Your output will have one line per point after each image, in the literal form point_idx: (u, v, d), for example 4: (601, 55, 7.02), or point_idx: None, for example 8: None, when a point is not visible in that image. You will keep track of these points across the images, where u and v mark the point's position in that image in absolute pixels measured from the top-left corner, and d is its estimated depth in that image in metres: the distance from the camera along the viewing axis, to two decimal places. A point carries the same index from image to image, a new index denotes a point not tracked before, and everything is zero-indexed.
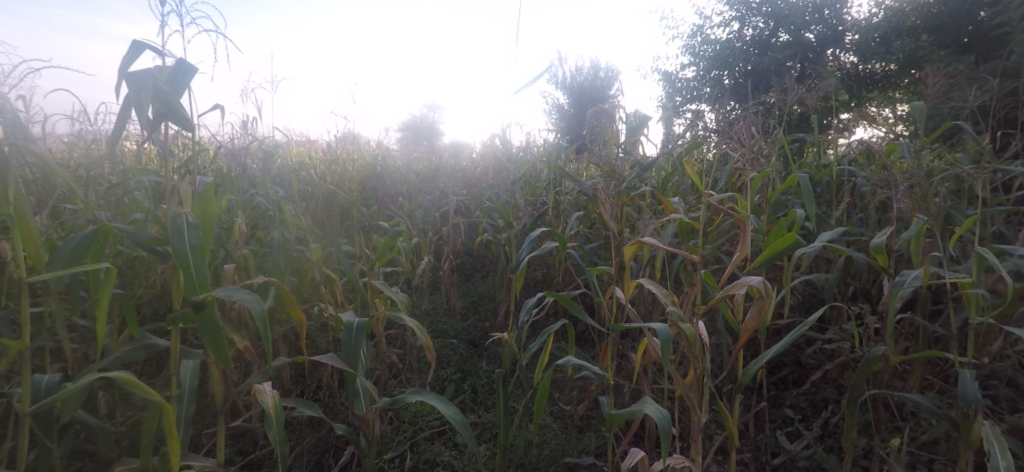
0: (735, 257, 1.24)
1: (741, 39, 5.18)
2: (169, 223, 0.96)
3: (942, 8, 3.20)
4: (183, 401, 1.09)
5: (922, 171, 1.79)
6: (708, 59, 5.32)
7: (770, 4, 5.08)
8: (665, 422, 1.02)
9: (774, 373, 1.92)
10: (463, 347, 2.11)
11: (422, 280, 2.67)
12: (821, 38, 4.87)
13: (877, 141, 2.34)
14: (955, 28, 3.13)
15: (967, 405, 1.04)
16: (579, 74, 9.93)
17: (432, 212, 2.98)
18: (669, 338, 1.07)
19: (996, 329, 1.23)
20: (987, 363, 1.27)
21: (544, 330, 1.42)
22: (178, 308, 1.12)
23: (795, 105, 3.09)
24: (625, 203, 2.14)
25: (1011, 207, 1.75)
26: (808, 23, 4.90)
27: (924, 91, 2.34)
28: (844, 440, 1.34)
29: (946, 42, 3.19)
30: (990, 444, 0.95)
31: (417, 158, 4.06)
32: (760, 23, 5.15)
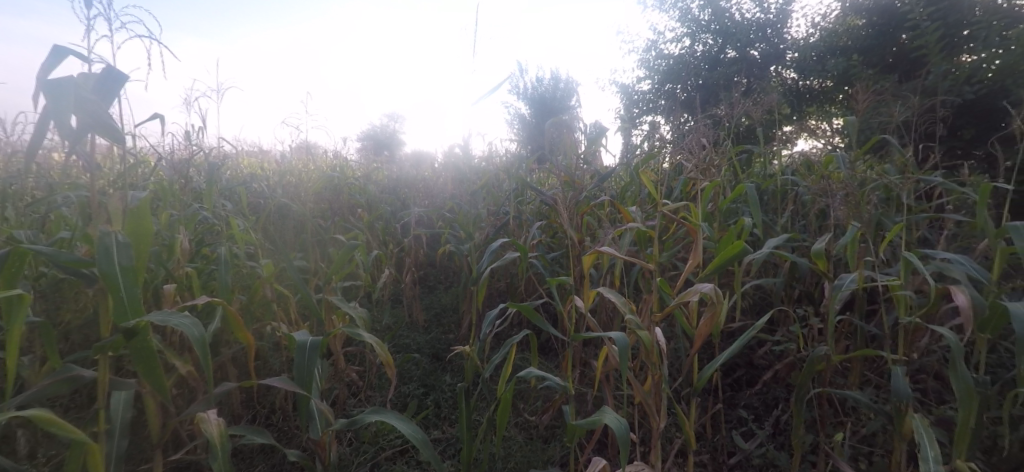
0: (688, 264, 1.28)
1: (693, 55, 5.41)
2: (96, 243, 0.91)
3: (870, 31, 3.46)
4: (113, 435, 1.02)
5: (855, 180, 1.92)
6: (662, 73, 5.52)
7: (717, 22, 5.34)
8: (624, 430, 1.03)
9: (729, 374, 1.99)
10: (425, 361, 2.09)
11: (382, 294, 2.63)
12: (764, 55, 5.15)
13: (816, 153, 2.50)
14: (881, 50, 3.40)
15: (899, 400, 1.11)
16: (540, 84, 10.10)
17: (393, 223, 2.94)
18: (627, 346, 1.09)
19: (923, 326, 1.33)
20: (917, 358, 1.37)
21: (506, 341, 1.43)
22: (106, 335, 1.05)
23: (743, 118, 3.26)
24: (584, 213, 2.19)
25: (933, 213, 1.91)
26: (753, 41, 5.17)
27: (856, 106, 2.52)
28: (793, 437, 1.41)
29: (874, 62, 3.44)
30: (919, 435, 1.00)
31: (376, 169, 4.00)
32: (709, 40, 5.39)
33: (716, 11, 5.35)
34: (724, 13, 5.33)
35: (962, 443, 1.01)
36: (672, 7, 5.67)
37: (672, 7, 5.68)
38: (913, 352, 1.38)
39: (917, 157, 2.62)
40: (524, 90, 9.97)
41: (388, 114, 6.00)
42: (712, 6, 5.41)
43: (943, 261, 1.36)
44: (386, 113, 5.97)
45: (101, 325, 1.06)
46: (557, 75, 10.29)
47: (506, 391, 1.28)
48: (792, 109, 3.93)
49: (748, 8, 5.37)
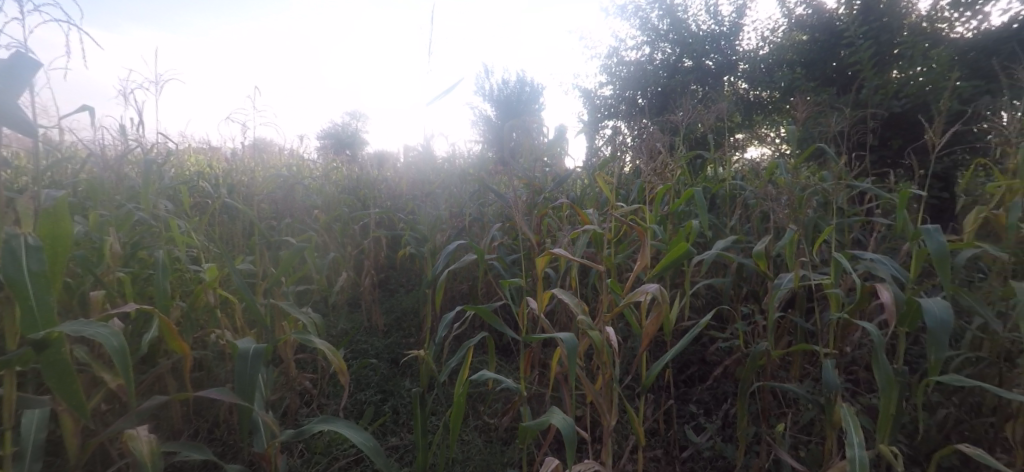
0: (637, 266, 1.32)
1: (652, 63, 5.59)
2: (1, 246, 0.86)
3: (812, 45, 3.69)
4: (25, 457, 0.95)
5: (796, 185, 2.03)
6: (623, 79, 5.68)
7: (675, 32, 5.58)
8: (571, 429, 1.05)
9: (683, 371, 2.06)
10: (383, 366, 2.06)
11: (339, 297, 2.57)
12: (719, 65, 5.38)
13: (763, 159, 2.63)
14: (822, 64, 3.62)
15: (829, 391, 1.18)
16: (505, 87, 10.16)
17: (351, 225, 2.88)
18: (575, 347, 1.11)
19: (854, 322, 1.41)
20: (849, 352, 1.46)
21: (463, 344, 1.42)
22: (14, 349, 0.98)
23: (696, 124, 3.40)
24: (543, 215, 2.23)
25: (864, 216, 2.04)
26: (708, 51, 5.41)
27: (798, 115, 2.67)
28: (738, 431, 1.48)
29: (815, 75, 3.67)
30: (846, 423, 1.07)
31: (335, 169, 3.92)
32: (667, 48, 5.61)
33: (674, 22, 5.59)
34: (682, 24, 5.60)
35: (883, 430, 1.08)
36: (633, 15, 5.90)
37: (632, 15, 5.88)
38: (846, 346, 1.47)
39: (852, 165, 2.81)
40: (488, 92, 10.00)
41: (348, 112, 5.89)
42: (670, 16, 5.68)
43: (871, 261, 1.45)
44: (347, 112, 5.86)
45: (11, 338, 0.99)
46: (521, 79, 10.37)
47: (460, 394, 1.28)
48: (744, 117, 4.12)
49: (704, 20, 5.63)
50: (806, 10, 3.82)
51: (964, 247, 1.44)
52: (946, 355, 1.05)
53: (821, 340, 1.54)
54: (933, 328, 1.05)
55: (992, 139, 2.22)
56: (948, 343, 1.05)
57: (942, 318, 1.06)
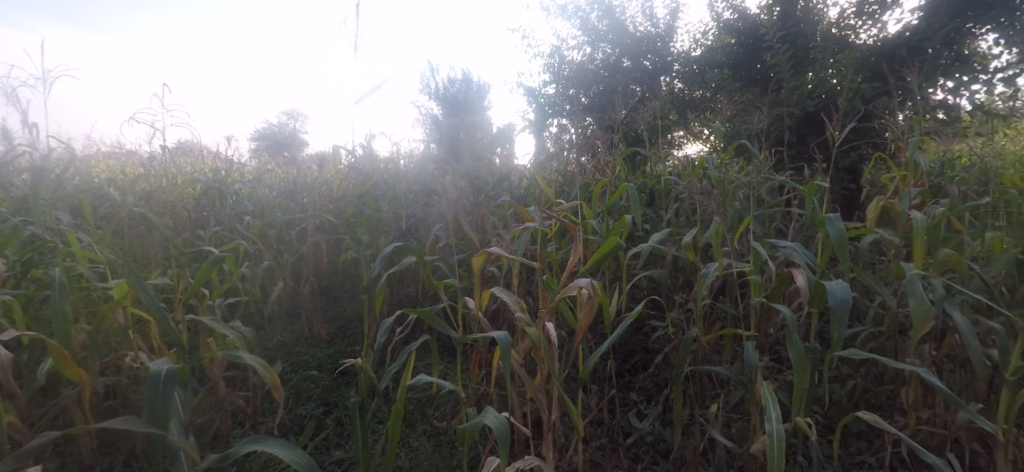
0: (571, 261, 1.35)
1: (593, 62, 5.75)
2: None
3: (738, 48, 3.92)
4: None
5: (723, 180, 2.15)
6: (566, 78, 5.83)
7: (614, 33, 5.80)
8: (503, 428, 1.06)
9: (627, 360, 2.14)
10: (326, 377, 1.99)
11: (277, 308, 2.46)
12: (656, 64, 5.50)
13: (695, 155, 2.76)
14: (747, 65, 3.85)
15: (751, 372, 1.26)
16: (451, 85, 10.11)
17: (288, 231, 2.76)
18: (511, 345, 1.11)
19: (774, 305, 1.51)
20: (772, 334, 1.56)
21: (405, 348, 1.39)
22: None
23: (635, 122, 3.52)
24: (486, 214, 2.29)
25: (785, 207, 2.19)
26: (645, 52, 5.58)
27: (724, 113, 2.83)
28: (675, 415, 1.55)
29: (741, 75, 3.90)
30: (766, 400, 1.14)
31: (271, 172, 3.75)
32: (607, 49, 5.79)
33: (613, 23, 5.83)
34: (620, 26, 5.81)
35: (798, 406, 1.17)
36: (573, 16, 6.08)
37: (572, 16, 6.13)
38: (768, 328, 1.57)
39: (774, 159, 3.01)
40: (433, 90, 9.89)
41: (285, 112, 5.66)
42: (609, 17, 5.88)
43: (787, 248, 1.56)
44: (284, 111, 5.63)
45: None
46: (466, 76, 10.34)
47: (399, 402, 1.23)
48: (679, 114, 4.32)
49: (641, 22, 5.80)
50: (732, 15, 4.06)
51: (866, 232, 1.58)
52: (847, 332, 1.15)
53: (745, 324, 1.64)
54: (835, 307, 1.14)
55: (888, 135, 2.46)
56: (848, 321, 1.15)
57: (843, 297, 1.16)
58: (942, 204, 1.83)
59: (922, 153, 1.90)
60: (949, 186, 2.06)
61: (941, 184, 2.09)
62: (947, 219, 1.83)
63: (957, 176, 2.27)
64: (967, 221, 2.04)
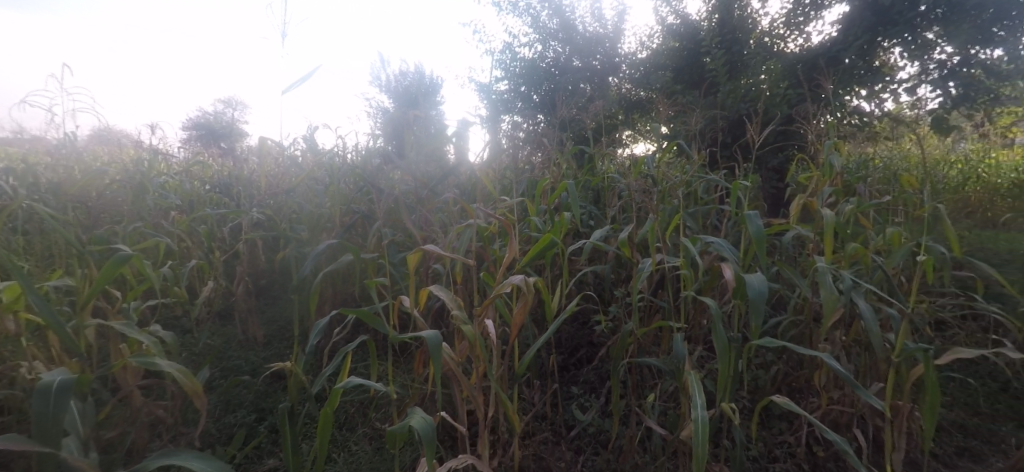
0: (506, 258, 1.35)
1: (544, 60, 5.81)
2: None
3: (680, 52, 4.09)
4: None
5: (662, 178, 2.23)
6: (518, 75, 5.87)
7: (565, 32, 5.87)
8: (429, 430, 1.04)
9: (573, 354, 2.19)
10: (259, 383, 1.89)
11: (206, 309, 2.32)
12: (605, 64, 5.62)
13: (637, 154, 2.85)
14: (687, 68, 4.02)
15: (678, 362, 1.31)
16: (402, 78, 9.91)
17: (220, 227, 2.60)
18: (441, 344, 1.09)
19: (702, 299, 1.58)
20: (700, 326, 1.63)
21: (340, 349, 1.33)
22: None
23: (581, 121, 3.58)
24: (429, 210, 2.28)
25: (718, 205, 2.31)
26: (595, 52, 5.68)
27: (665, 114, 2.94)
28: (613, 406, 1.60)
29: (682, 78, 4.06)
30: (692, 388, 1.19)
31: (200, 164, 3.52)
32: (558, 47, 5.86)
33: (563, 22, 5.90)
34: (570, 25, 5.88)
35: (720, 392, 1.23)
36: (524, 13, 6.10)
37: (523, 12, 6.12)
38: (697, 321, 1.65)
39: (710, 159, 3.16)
40: (382, 82, 9.64)
41: (220, 100, 5.33)
42: (559, 16, 5.94)
43: (714, 244, 1.63)
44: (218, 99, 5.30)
45: None
46: (416, 68, 10.13)
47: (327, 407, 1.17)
48: (624, 113, 4.45)
49: (590, 22, 5.90)
50: (675, 19, 4.21)
51: (785, 228, 1.68)
52: (763, 322, 1.22)
53: (677, 317, 1.71)
54: (754, 299, 1.21)
55: (809, 138, 2.65)
56: (764, 312, 1.22)
57: (760, 289, 1.23)
58: (852, 203, 1.99)
59: (836, 154, 2.07)
60: (859, 186, 2.25)
61: (853, 184, 2.28)
62: (856, 216, 1.99)
63: (866, 177, 2.48)
64: (873, 218, 2.23)
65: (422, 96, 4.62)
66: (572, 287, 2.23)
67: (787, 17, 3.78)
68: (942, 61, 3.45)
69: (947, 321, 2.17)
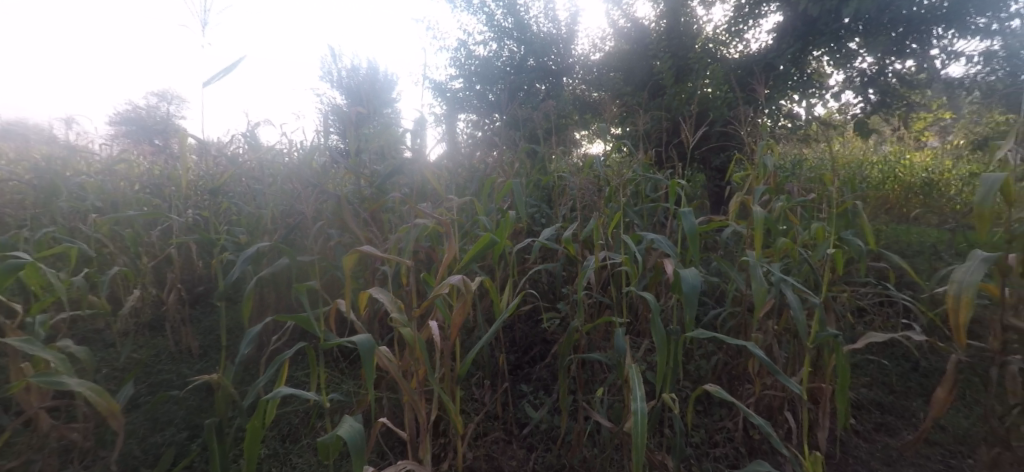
0: (446, 258, 1.33)
1: (500, 59, 5.84)
2: None
3: (630, 54, 4.19)
4: None
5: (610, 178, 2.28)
6: (475, 74, 5.90)
7: (519, 31, 5.89)
8: (358, 439, 1.00)
9: (526, 352, 2.20)
10: (191, 397, 1.77)
11: (132, 319, 2.15)
12: (559, 64, 5.51)
13: (586, 154, 2.89)
14: (637, 70, 4.13)
15: (619, 357, 1.34)
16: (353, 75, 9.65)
17: (148, 231, 2.42)
18: (375, 349, 1.05)
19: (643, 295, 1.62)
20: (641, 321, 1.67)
21: (277, 357, 1.24)
22: None
23: (534, 121, 3.61)
24: (374, 211, 2.21)
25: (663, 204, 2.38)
26: (548, 52, 5.58)
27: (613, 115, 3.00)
28: (562, 403, 1.62)
29: (632, 79, 4.16)
30: (631, 381, 1.21)
31: (127, 163, 3.27)
32: (513, 46, 5.88)
33: (518, 21, 5.90)
34: (524, 24, 5.90)
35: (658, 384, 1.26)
36: (479, 11, 6.08)
37: (478, 11, 6.10)
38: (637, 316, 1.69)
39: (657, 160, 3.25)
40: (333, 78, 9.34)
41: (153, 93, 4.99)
42: (513, 15, 5.95)
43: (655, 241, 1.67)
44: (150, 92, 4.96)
45: None
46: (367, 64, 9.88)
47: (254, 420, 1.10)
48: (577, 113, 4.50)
49: (545, 22, 5.93)
50: (625, 23, 4.31)
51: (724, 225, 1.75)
52: (697, 314, 1.26)
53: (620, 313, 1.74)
54: (688, 292, 1.25)
55: (745, 140, 2.79)
56: (697, 304, 1.26)
57: (693, 282, 1.27)
58: (782, 201, 2.13)
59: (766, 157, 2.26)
60: (789, 185, 2.40)
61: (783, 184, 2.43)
62: (787, 214, 2.10)
63: (796, 178, 2.65)
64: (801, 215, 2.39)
65: (373, 91, 4.53)
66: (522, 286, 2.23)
67: (727, 24, 3.95)
68: (863, 70, 3.71)
69: (866, 309, 2.35)
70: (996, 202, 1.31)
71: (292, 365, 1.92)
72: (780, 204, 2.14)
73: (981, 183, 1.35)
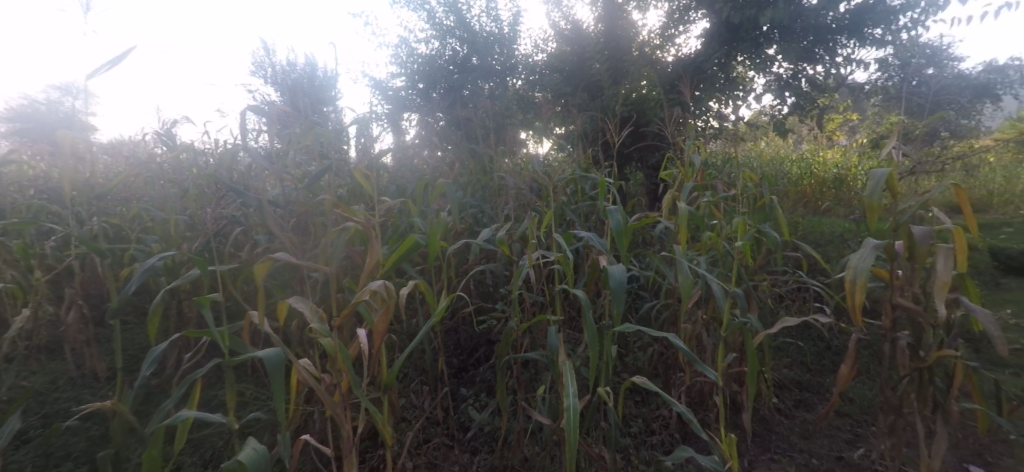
0: (368, 264, 1.28)
1: (442, 57, 5.74)
2: None
3: (569, 56, 4.28)
4: None
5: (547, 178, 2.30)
6: (417, 72, 5.78)
7: (461, 29, 5.78)
8: (261, 463, 0.93)
9: (473, 354, 2.20)
10: (94, 426, 1.60)
11: (23, 343, 1.92)
12: (502, 64, 5.44)
13: (526, 154, 2.91)
14: (575, 71, 4.22)
15: (552, 355, 1.35)
16: None
17: (44, 243, 2.18)
18: (285, 363, 0.99)
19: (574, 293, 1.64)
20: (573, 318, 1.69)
21: (187, 376, 1.12)
22: None
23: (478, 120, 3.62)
24: (301, 215, 2.08)
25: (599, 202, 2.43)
26: (491, 52, 5.53)
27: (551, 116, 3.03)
28: (501, 404, 1.62)
29: (571, 79, 4.25)
30: (565, 378, 1.22)
31: (15, 165, 2.92)
32: (455, 44, 5.78)
33: (459, 19, 5.79)
34: (466, 22, 5.80)
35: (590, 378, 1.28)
36: (419, 8, 5.94)
37: (418, 8, 5.96)
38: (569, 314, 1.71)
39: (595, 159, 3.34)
40: None
41: None
42: (455, 13, 5.83)
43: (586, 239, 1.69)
44: None
45: None
46: None
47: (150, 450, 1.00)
48: (517, 110, 4.55)
49: (487, 20, 5.83)
50: (565, 25, 4.40)
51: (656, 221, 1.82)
52: (624, 309, 1.29)
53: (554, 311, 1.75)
54: (615, 287, 1.28)
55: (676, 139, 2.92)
56: (624, 299, 1.29)
57: (619, 278, 1.30)
58: (708, 199, 2.28)
59: (695, 156, 2.44)
60: (714, 181, 2.55)
61: (710, 183, 2.58)
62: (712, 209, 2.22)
63: (721, 175, 2.81)
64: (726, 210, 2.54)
65: (310, 88, 4.34)
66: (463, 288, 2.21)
67: (659, 29, 4.12)
68: (779, 75, 3.99)
69: (785, 296, 2.53)
70: (883, 196, 1.43)
71: (213, 382, 1.79)
72: (706, 200, 2.28)
73: (869, 177, 1.47)
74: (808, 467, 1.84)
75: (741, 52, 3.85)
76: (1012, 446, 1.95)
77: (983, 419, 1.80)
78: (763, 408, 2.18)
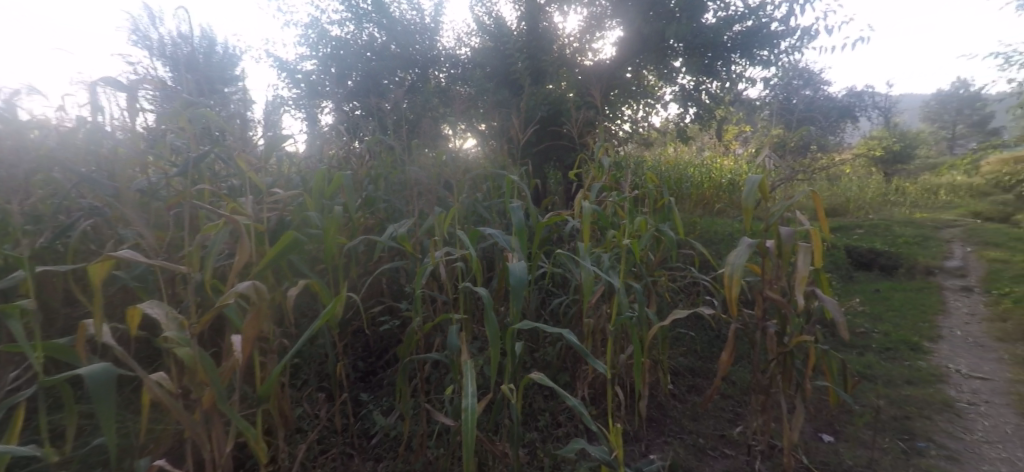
0: (237, 263, 1.17)
1: (357, 42, 5.15)
2: None
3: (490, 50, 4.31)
4: None
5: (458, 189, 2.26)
6: (328, 56, 5.18)
7: (379, 14, 5.15)
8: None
9: (384, 355, 2.13)
10: None
11: None
12: (423, 55, 5.04)
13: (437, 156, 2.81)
14: (498, 66, 4.32)
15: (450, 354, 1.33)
16: None
17: None
18: (112, 378, 0.92)
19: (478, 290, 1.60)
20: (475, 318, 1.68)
21: (10, 399, 0.99)
22: None
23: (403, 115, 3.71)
24: (174, 206, 1.81)
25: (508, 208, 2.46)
26: (412, 41, 5.04)
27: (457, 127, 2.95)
28: (402, 408, 1.57)
29: (491, 73, 4.36)
30: (464, 377, 1.19)
31: None
32: (373, 30, 5.17)
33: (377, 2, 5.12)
34: (384, 6, 5.15)
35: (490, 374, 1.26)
36: None
37: None
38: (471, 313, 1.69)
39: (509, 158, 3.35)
40: None
41: None
42: None
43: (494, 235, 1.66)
44: None
45: None
46: None
47: None
48: (439, 107, 4.42)
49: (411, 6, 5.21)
50: (488, 20, 4.39)
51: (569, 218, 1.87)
52: (523, 304, 1.29)
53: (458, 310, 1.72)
54: (515, 284, 1.27)
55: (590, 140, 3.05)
56: (525, 296, 1.29)
57: (521, 274, 1.30)
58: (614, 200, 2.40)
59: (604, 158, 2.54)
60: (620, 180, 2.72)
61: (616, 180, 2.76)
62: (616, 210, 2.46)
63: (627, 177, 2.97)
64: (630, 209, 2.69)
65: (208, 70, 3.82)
66: (369, 287, 2.12)
67: (578, 33, 4.24)
68: (684, 86, 4.34)
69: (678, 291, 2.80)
70: (757, 200, 1.71)
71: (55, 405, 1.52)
72: (613, 202, 2.38)
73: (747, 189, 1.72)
74: (696, 445, 2.33)
75: (648, 60, 4.20)
76: (850, 414, 2.68)
77: (834, 394, 2.22)
78: (660, 397, 2.69)
